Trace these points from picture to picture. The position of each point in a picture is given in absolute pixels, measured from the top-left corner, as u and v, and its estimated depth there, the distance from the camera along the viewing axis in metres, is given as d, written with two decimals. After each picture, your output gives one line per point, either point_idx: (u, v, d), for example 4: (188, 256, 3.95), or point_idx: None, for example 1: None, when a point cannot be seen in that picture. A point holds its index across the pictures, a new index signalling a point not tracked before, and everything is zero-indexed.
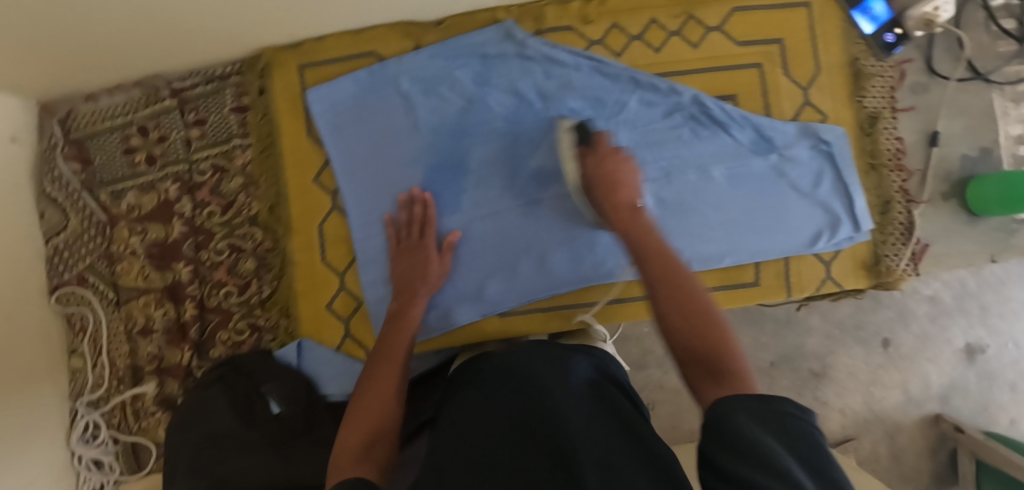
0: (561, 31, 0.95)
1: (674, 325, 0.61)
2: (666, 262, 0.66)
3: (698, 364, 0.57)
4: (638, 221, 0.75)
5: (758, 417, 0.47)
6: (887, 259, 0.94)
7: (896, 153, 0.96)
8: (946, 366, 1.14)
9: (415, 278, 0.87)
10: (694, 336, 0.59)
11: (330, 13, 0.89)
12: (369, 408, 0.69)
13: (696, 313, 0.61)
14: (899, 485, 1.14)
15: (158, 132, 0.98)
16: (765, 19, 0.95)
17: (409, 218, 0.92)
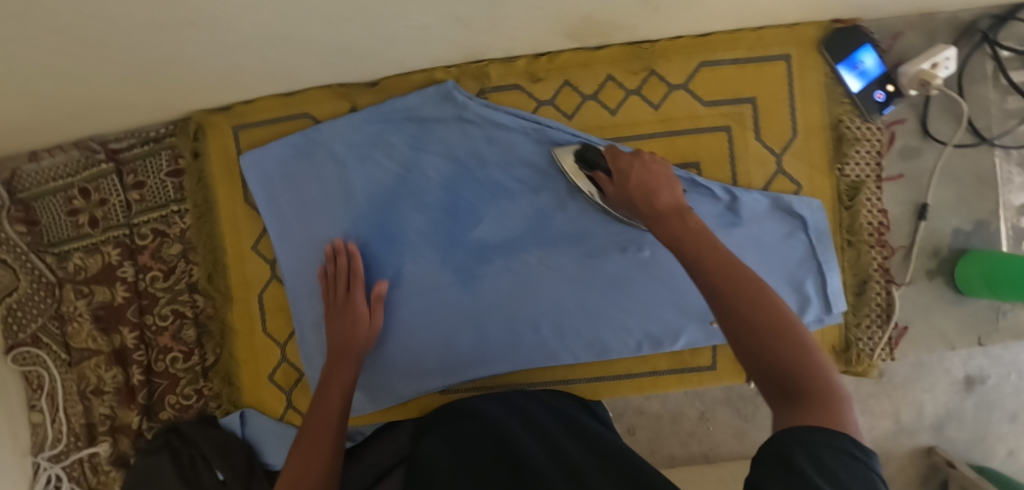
0: (506, 90, 0.87)
1: (766, 356, 0.50)
2: (725, 258, 0.57)
3: (787, 393, 0.49)
4: (676, 224, 0.64)
5: (838, 454, 0.43)
6: (858, 344, 0.87)
7: (879, 227, 0.86)
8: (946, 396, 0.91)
9: (342, 339, 0.85)
10: (792, 360, 0.50)
11: (256, 80, 0.84)
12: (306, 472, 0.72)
13: (779, 326, 0.51)
14: None
15: (98, 194, 0.96)
16: (734, 75, 0.85)
17: (337, 270, 0.88)
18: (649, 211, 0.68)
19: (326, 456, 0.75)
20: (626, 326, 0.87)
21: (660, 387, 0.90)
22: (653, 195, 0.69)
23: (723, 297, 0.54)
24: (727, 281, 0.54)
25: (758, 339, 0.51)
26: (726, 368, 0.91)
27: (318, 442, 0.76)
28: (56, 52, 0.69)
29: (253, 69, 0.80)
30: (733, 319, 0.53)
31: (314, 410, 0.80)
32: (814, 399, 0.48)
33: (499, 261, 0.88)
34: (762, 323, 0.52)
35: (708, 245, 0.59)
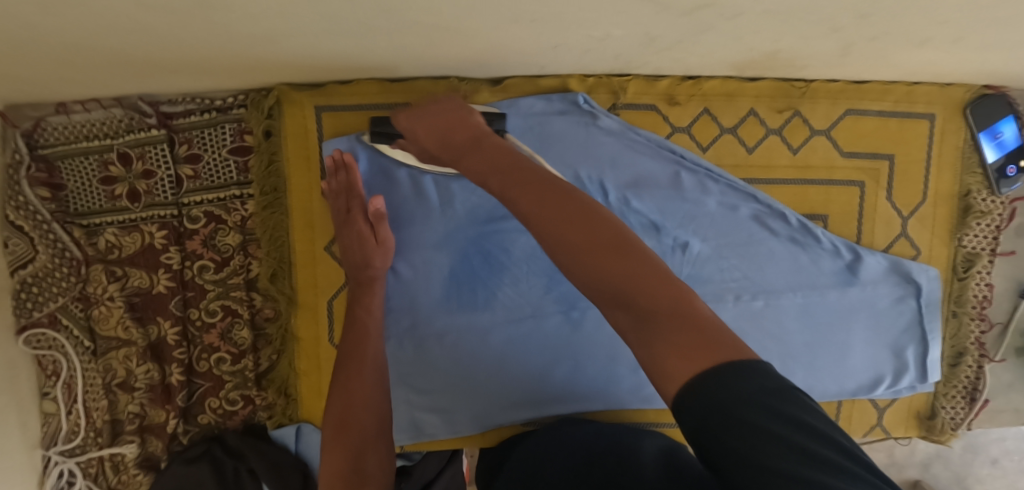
0: (641, 110, 0.80)
1: (597, 276, 0.46)
2: (531, 189, 0.50)
3: (628, 313, 0.44)
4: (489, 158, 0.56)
5: (759, 396, 0.38)
6: (943, 413, 0.86)
7: (983, 301, 0.85)
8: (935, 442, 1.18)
9: (355, 263, 0.77)
10: (629, 278, 0.45)
11: (368, 62, 0.73)
12: (352, 421, 0.71)
13: (609, 244, 0.46)
14: None
15: (142, 164, 0.83)
16: (878, 129, 0.81)
17: (338, 187, 0.78)
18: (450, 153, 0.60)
19: (367, 387, 0.74)
20: None
21: None
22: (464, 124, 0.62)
23: (542, 227, 0.48)
24: (541, 205, 0.49)
25: (597, 255, 0.46)
26: None
27: (363, 378, 0.74)
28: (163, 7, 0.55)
29: (378, 50, 0.69)
30: (562, 247, 0.47)
31: (344, 339, 0.76)
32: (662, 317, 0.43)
33: None
34: (585, 246, 0.47)
35: (517, 173, 0.52)
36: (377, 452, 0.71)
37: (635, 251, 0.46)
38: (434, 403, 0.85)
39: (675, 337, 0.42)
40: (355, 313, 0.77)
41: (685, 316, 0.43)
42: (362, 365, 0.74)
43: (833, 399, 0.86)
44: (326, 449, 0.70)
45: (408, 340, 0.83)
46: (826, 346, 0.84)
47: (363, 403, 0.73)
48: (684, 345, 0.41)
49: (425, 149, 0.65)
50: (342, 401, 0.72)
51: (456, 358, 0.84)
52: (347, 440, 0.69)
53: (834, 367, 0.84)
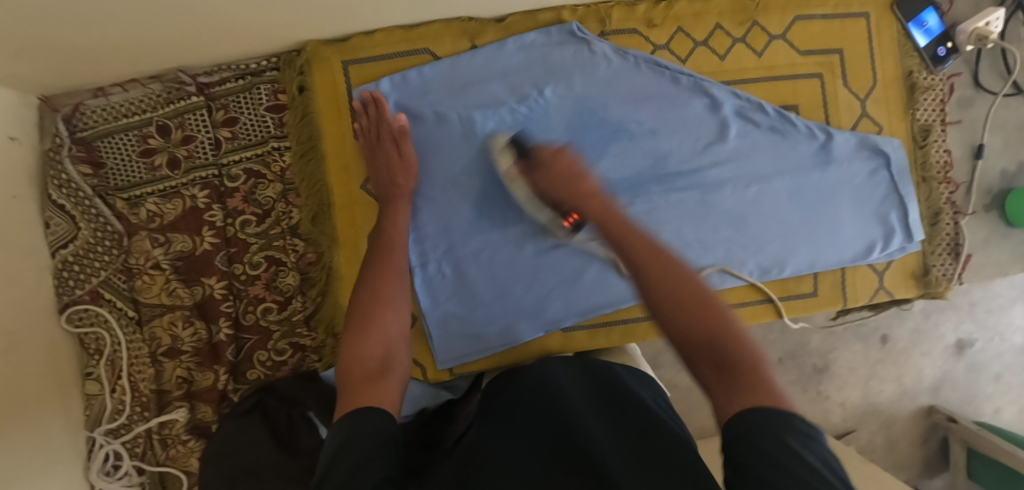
0: (626, 34, 0.91)
1: (679, 320, 0.53)
2: (644, 246, 0.58)
3: (708, 359, 0.51)
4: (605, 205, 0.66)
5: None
6: (935, 269, 0.96)
7: (945, 165, 0.97)
8: (937, 359, 1.38)
9: (383, 182, 0.84)
10: (713, 333, 0.52)
11: (385, 9, 0.82)
12: (379, 313, 0.68)
13: (694, 299, 0.54)
14: (893, 469, 1.40)
15: (182, 132, 0.89)
16: (825, 29, 0.95)
17: (368, 120, 0.86)
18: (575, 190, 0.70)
19: (398, 287, 0.72)
20: (741, 258, 0.92)
21: (768, 316, 0.94)
22: (579, 180, 0.72)
23: (651, 267, 0.56)
24: (642, 250, 0.58)
25: (701, 305, 0.53)
26: (827, 296, 0.95)
27: (389, 279, 0.72)
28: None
29: None
30: (656, 284, 0.55)
31: (371, 249, 0.77)
32: (736, 365, 0.49)
33: (622, 198, 0.91)
34: (684, 299, 0.54)
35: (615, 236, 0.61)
36: (401, 355, 0.66)
37: (730, 318, 0.53)
38: (475, 324, 0.89)
39: (746, 388, 0.48)
40: (382, 226, 0.80)
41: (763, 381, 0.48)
42: (389, 268, 0.74)
43: (835, 267, 0.94)
44: (349, 337, 0.65)
45: (446, 264, 0.89)
46: (821, 221, 0.93)
47: (391, 300, 0.70)
48: (746, 392, 0.47)
49: (543, 188, 0.76)
50: (367, 296, 0.69)
51: (493, 274, 0.89)
52: (372, 329, 0.65)
53: (831, 239, 0.93)
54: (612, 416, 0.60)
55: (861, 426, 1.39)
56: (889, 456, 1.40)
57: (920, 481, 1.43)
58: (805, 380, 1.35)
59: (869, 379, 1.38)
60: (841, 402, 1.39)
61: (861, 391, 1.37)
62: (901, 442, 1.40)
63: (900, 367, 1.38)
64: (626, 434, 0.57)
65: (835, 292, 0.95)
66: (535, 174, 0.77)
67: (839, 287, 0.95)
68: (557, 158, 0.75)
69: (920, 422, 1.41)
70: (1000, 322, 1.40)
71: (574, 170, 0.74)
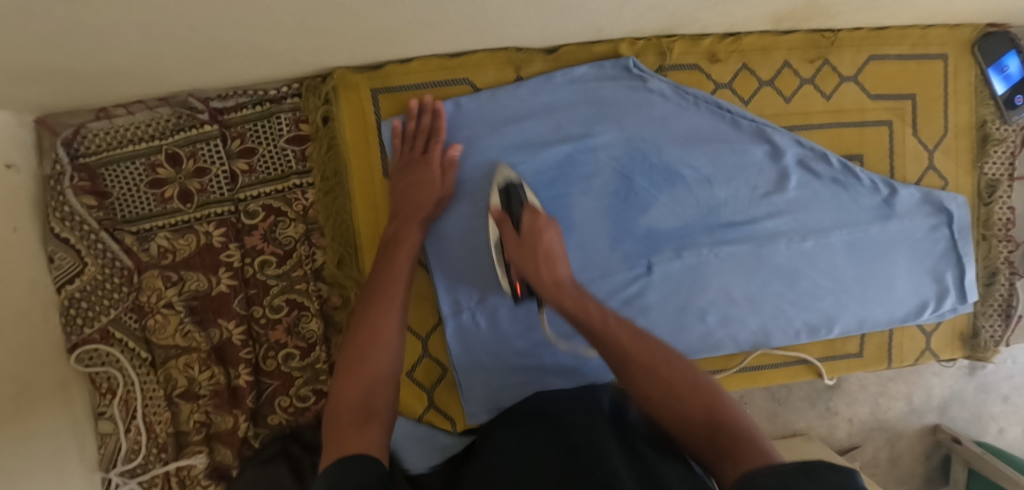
0: (687, 70, 0.83)
1: (670, 410, 0.59)
2: (635, 344, 0.64)
3: (709, 445, 0.56)
4: (576, 300, 0.70)
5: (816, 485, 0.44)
6: (984, 331, 0.93)
7: (1007, 223, 0.92)
8: (948, 380, 1.39)
9: (414, 198, 0.77)
10: (702, 413, 0.58)
11: (429, 39, 0.74)
12: (370, 356, 0.66)
13: (686, 386, 0.60)
14: (893, 483, 1.41)
15: (194, 163, 0.81)
16: (899, 70, 0.87)
17: (418, 129, 0.80)
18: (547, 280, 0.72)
19: (394, 324, 0.69)
20: (789, 315, 0.88)
21: (806, 375, 0.91)
22: (550, 259, 0.73)
23: (638, 362, 0.63)
24: (634, 350, 0.64)
25: (691, 390, 0.60)
26: (872, 355, 0.92)
27: (385, 318, 0.69)
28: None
29: (444, 23, 0.69)
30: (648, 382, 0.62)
31: (373, 273, 0.74)
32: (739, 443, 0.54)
33: (670, 250, 0.85)
34: (681, 381, 0.61)
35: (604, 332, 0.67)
36: (385, 399, 0.64)
37: (713, 391, 0.60)
38: (507, 376, 0.85)
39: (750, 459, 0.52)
40: (390, 246, 0.75)
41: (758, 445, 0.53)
42: (386, 305, 0.70)
43: (884, 328, 0.91)
44: (338, 382, 0.64)
45: (480, 313, 0.84)
46: (875, 279, 0.88)
47: (384, 342, 0.67)
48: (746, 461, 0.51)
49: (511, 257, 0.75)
50: (358, 337, 0.67)
51: (529, 325, 0.85)
52: (362, 372, 0.64)
53: (885, 298, 0.89)
54: (642, 453, 0.63)
55: (866, 442, 1.39)
56: (891, 470, 1.41)
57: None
58: (815, 395, 1.35)
59: (879, 396, 1.38)
60: (849, 417, 1.38)
61: (869, 407, 1.37)
62: (904, 458, 1.41)
63: (911, 385, 1.38)
64: (645, 461, 0.61)
65: (881, 352, 0.92)
66: (513, 240, 0.74)
67: (885, 347, 0.92)
68: (542, 227, 0.74)
69: (924, 439, 1.41)
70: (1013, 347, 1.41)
71: (553, 252, 0.74)
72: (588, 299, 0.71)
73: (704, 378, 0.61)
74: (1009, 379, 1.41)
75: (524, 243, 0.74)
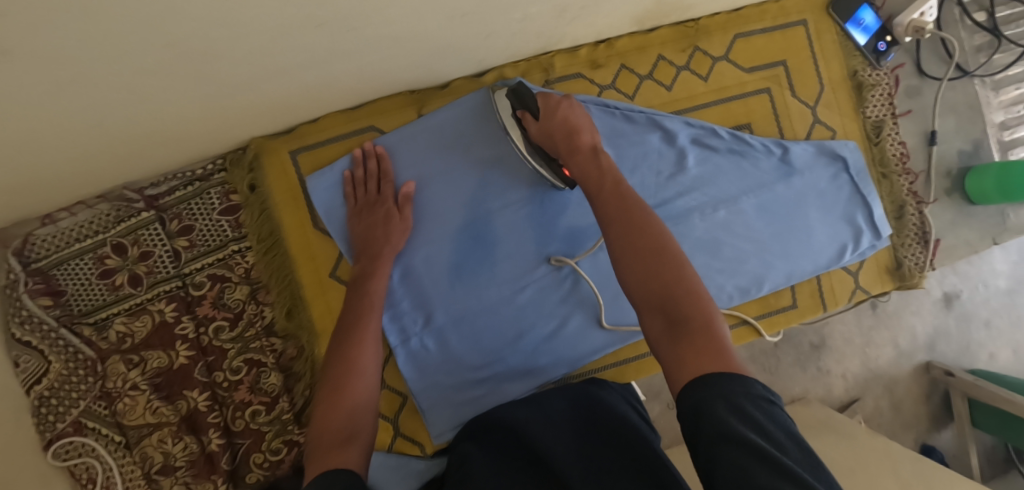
0: (572, 79, 0.90)
1: (629, 270, 0.57)
2: (619, 206, 0.62)
3: (660, 317, 0.53)
4: (590, 164, 0.68)
5: (755, 402, 0.44)
6: (907, 260, 0.98)
7: (901, 157, 0.99)
8: (928, 316, 1.44)
9: (375, 237, 0.83)
10: (664, 281, 0.55)
11: (326, 98, 0.80)
12: (349, 383, 0.68)
13: (654, 248, 0.57)
14: (902, 430, 1.44)
15: (138, 248, 0.87)
16: (766, 43, 0.95)
17: (366, 174, 0.86)
18: (568, 146, 0.72)
19: (372, 353, 0.73)
20: (719, 282, 0.93)
21: (749, 336, 0.95)
22: (574, 133, 0.73)
23: (613, 228, 0.60)
24: (617, 211, 0.62)
25: (660, 256, 0.56)
26: (808, 304, 0.96)
27: (363, 349, 0.73)
28: (154, 74, 0.61)
29: (335, 83, 0.76)
30: (620, 241, 0.59)
31: (349, 310, 0.78)
32: (695, 329, 0.51)
33: (592, 242, 0.91)
34: (648, 246, 0.57)
35: (613, 194, 0.64)
36: (367, 421, 0.66)
37: (679, 257, 0.56)
38: (464, 391, 0.89)
39: (701, 345, 0.50)
40: (364, 285, 0.81)
41: (717, 338, 0.50)
42: (364, 337, 0.74)
43: (811, 277, 0.96)
44: (321, 406, 0.66)
45: (428, 337, 0.88)
46: (792, 234, 0.94)
47: (361, 368, 0.70)
48: (705, 360, 0.48)
49: (543, 130, 0.76)
50: (339, 366, 0.70)
51: (477, 340, 0.89)
52: (342, 400, 0.66)
53: (805, 249, 0.95)
54: (594, 431, 0.70)
55: (865, 393, 1.43)
56: (896, 417, 1.44)
57: (930, 436, 1.46)
58: (805, 358, 1.40)
59: (865, 346, 1.42)
60: (844, 374, 1.42)
61: (859, 360, 1.42)
62: (906, 402, 1.45)
63: (893, 330, 1.43)
64: (593, 438, 0.69)
65: (814, 299, 0.97)
66: (532, 119, 0.77)
67: (818, 295, 0.97)
68: (561, 108, 0.76)
69: (920, 379, 1.45)
70: (979, 272, 1.47)
71: (575, 123, 0.75)
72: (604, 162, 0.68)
73: (677, 247, 0.57)
74: (986, 303, 1.46)
75: (545, 124, 0.76)
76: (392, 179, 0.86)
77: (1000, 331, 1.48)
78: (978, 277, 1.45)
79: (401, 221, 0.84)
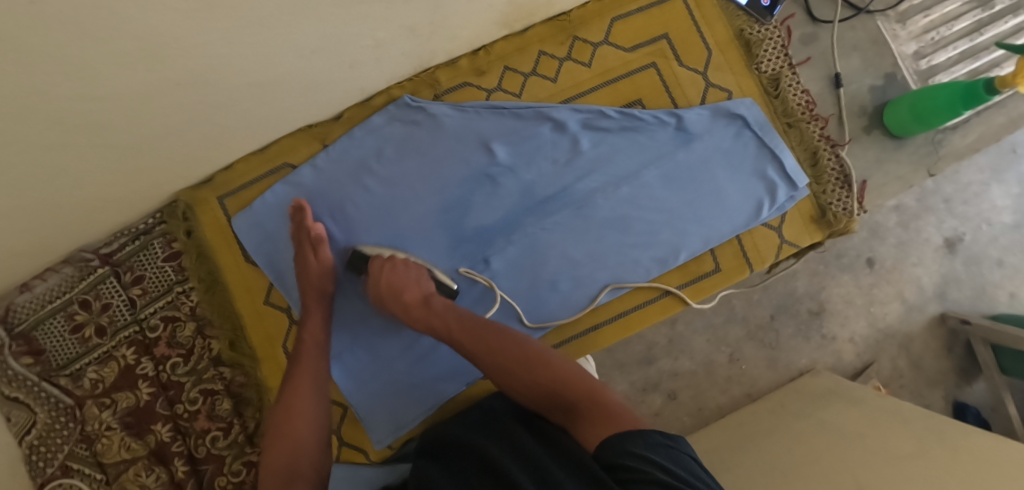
0: (459, 89, 0.96)
1: (513, 386, 0.74)
2: (477, 342, 0.78)
3: (556, 407, 0.70)
4: (427, 317, 0.82)
5: (657, 447, 0.57)
6: (832, 206, 0.96)
7: (807, 105, 0.98)
8: (932, 265, 1.26)
9: (305, 284, 0.88)
10: (541, 384, 0.72)
11: (234, 142, 0.90)
12: (290, 425, 0.78)
13: (521, 363, 0.74)
14: (928, 389, 1.26)
15: (100, 301, 0.97)
16: (646, 21, 0.97)
17: (293, 224, 0.90)
18: (401, 307, 0.84)
19: (314, 391, 0.82)
20: (634, 256, 0.94)
21: (675, 306, 0.96)
22: (401, 291, 0.84)
23: (486, 359, 0.77)
24: (477, 344, 0.78)
25: (528, 367, 0.74)
26: (731, 266, 0.96)
27: (300, 389, 0.81)
28: (61, 137, 0.73)
29: (232, 124, 0.86)
30: (498, 368, 0.76)
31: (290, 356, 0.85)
32: (582, 409, 0.67)
33: (500, 239, 0.94)
34: (517, 364, 0.75)
35: (473, 329, 0.80)
36: (311, 457, 0.77)
37: (544, 360, 0.74)
38: (399, 396, 0.94)
39: (586, 416, 0.66)
40: (300, 328, 0.87)
41: (597, 401, 0.67)
42: (302, 380, 0.82)
43: (730, 239, 0.96)
44: (267, 457, 0.76)
45: (359, 350, 0.94)
46: (701, 199, 0.95)
47: (301, 411, 0.79)
48: (591, 425, 0.64)
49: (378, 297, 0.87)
50: (279, 414, 0.79)
51: (405, 346, 0.94)
52: (287, 443, 0.76)
53: (719, 211, 0.95)
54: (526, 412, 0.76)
55: (879, 355, 1.27)
56: (918, 376, 1.27)
57: (960, 392, 1.27)
58: (805, 327, 1.25)
59: (869, 306, 1.26)
60: (851, 338, 1.26)
61: (865, 320, 1.26)
62: (926, 359, 1.27)
63: (896, 284, 1.26)
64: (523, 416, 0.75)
65: (739, 260, 0.96)
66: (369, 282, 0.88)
67: (741, 255, 0.96)
68: (384, 271, 0.86)
69: (937, 332, 1.27)
70: (980, 209, 1.26)
71: (400, 281, 0.85)
72: (436, 310, 0.82)
73: (539, 350, 0.76)
74: (994, 242, 1.26)
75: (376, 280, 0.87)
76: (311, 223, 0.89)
77: (1018, 269, 1.28)
78: (980, 216, 1.25)
79: (321, 262, 0.88)
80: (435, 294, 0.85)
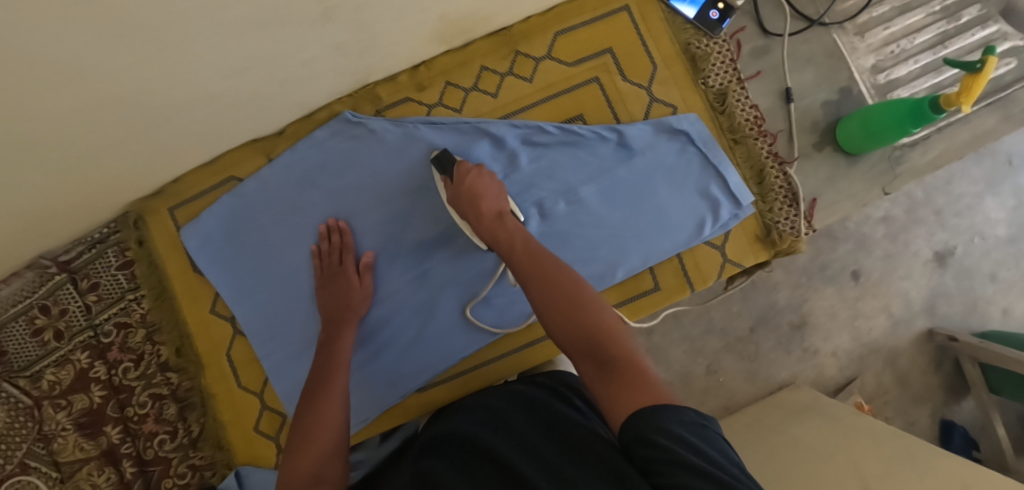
0: (401, 104, 0.97)
1: (553, 318, 0.65)
2: (535, 263, 0.71)
3: (590, 361, 0.60)
4: (496, 229, 0.79)
5: (689, 425, 0.49)
6: (778, 225, 0.94)
7: (756, 120, 0.96)
8: (921, 279, 1.18)
9: (341, 309, 0.91)
10: (581, 329, 0.62)
11: (177, 157, 0.92)
12: (316, 432, 0.75)
13: (569, 301, 0.65)
14: (914, 408, 1.18)
15: (59, 307, 1.01)
16: (590, 35, 0.96)
17: (331, 247, 0.94)
18: (475, 214, 0.81)
19: (341, 404, 0.80)
20: None
21: None
22: (477, 201, 0.82)
23: (537, 287, 0.68)
24: (527, 268, 0.71)
25: (575, 307, 0.64)
26: (671, 285, 0.95)
27: (328, 402, 0.79)
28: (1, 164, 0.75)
29: (172, 141, 0.88)
30: (542, 299, 0.67)
31: (319, 369, 0.84)
32: (621, 367, 0.57)
33: (438, 254, 0.95)
34: (565, 299, 0.65)
35: (526, 255, 0.73)
36: (338, 461, 0.74)
37: (596, 304, 0.65)
38: None
39: (621, 379, 0.56)
40: (329, 348, 0.87)
41: (639, 370, 0.56)
42: (331, 391, 0.81)
43: (670, 257, 0.94)
44: (290, 457, 0.73)
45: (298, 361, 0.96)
46: (641, 215, 0.93)
47: (326, 419, 0.77)
48: (633, 392, 0.54)
49: (453, 194, 0.85)
50: (308, 419, 0.77)
51: None
52: (312, 446, 0.73)
53: (659, 228, 0.93)
54: (528, 405, 0.70)
55: (863, 370, 1.19)
56: (904, 393, 1.18)
57: (948, 410, 1.19)
58: (786, 341, 1.17)
59: (854, 320, 1.18)
60: (835, 353, 1.18)
61: (849, 335, 1.18)
62: (912, 375, 1.19)
63: (883, 298, 1.18)
64: (522, 411, 0.69)
65: (679, 279, 0.95)
66: (450, 184, 0.86)
67: (681, 274, 0.95)
68: (470, 176, 0.84)
69: (924, 348, 1.19)
70: (973, 221, 1.18)
71: (479, 191, 0.83)
72: (506, 228, 0.79)
73: (590, 295, 0.66)
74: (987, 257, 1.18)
75: (454, 186, 0.85)
76: (354, 251, 0.94)
77: (1013, 284, 1.20)
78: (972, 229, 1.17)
79: (360, 289, 0.92)
80: (510, 214, 0.82)
